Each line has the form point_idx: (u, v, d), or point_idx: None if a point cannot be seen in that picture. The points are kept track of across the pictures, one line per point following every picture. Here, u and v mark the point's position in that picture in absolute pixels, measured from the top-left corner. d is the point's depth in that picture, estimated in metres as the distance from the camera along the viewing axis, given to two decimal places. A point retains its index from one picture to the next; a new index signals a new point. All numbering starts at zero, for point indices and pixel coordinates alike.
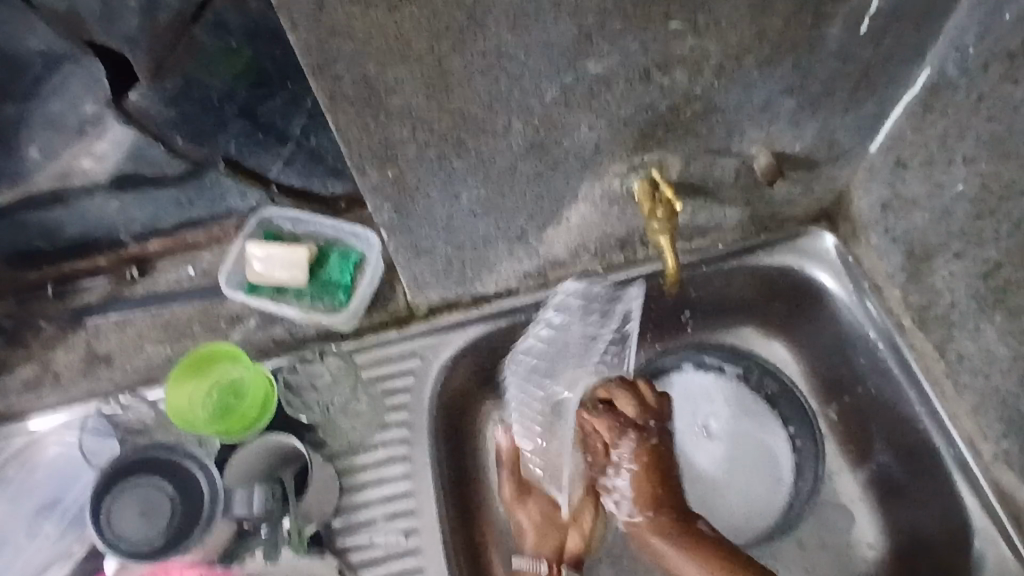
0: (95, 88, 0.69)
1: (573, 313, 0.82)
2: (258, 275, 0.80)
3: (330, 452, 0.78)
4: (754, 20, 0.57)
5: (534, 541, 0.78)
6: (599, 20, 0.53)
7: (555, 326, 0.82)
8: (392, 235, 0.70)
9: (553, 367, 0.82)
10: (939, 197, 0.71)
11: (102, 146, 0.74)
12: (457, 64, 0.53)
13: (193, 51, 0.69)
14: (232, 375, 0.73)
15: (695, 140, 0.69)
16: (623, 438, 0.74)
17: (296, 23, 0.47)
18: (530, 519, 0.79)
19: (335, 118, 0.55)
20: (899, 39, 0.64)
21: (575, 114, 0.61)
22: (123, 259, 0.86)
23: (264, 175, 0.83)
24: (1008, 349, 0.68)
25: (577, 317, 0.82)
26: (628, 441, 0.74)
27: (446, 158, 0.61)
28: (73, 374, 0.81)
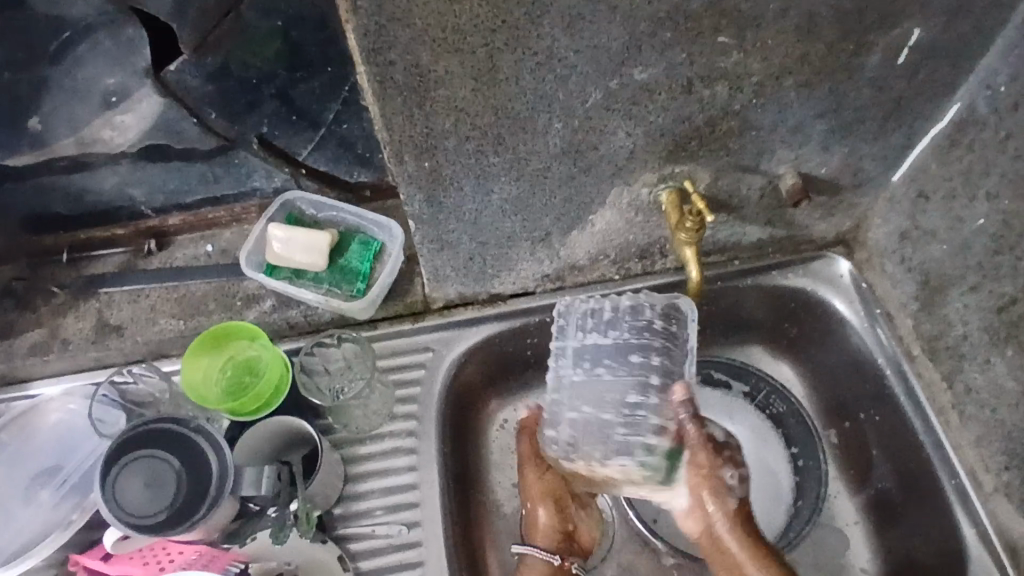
0: (136, 57, 0.69)
1: (602, 344, 0.67)
2: (278, 257, 0.80)
3: (337, 438, 0.78)
4: (799, 41, 0.58)
5: (549, 535, 0.76)
6: (651, 29, 0.53)
7: (601, 366, 0.66)
8: (419, 226, 0.71)
9: (603, 394, 0.65)
10: (959, 230, 0.73)
11: (128, 118, 0.74)
12: (507, 61, 0.53)
13: (237, 29, 0.69)
14: (248, 353, 0.73)
15: (727, 155, 0.69)
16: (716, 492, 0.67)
17: (357, 6, 0.47)
18: (551, 513, 0.76)
19: (381, 104, 0.55)
20: (933, 73, 0.65)
21: (614, 120, 0.61)
22: (141, 231, 0.87)
23: (294, 157, 0.82)
24: (1018, 384, 0.69)
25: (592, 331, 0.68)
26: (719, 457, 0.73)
27: (483, 153, 0.62)
28: (83, 342, 0.81)
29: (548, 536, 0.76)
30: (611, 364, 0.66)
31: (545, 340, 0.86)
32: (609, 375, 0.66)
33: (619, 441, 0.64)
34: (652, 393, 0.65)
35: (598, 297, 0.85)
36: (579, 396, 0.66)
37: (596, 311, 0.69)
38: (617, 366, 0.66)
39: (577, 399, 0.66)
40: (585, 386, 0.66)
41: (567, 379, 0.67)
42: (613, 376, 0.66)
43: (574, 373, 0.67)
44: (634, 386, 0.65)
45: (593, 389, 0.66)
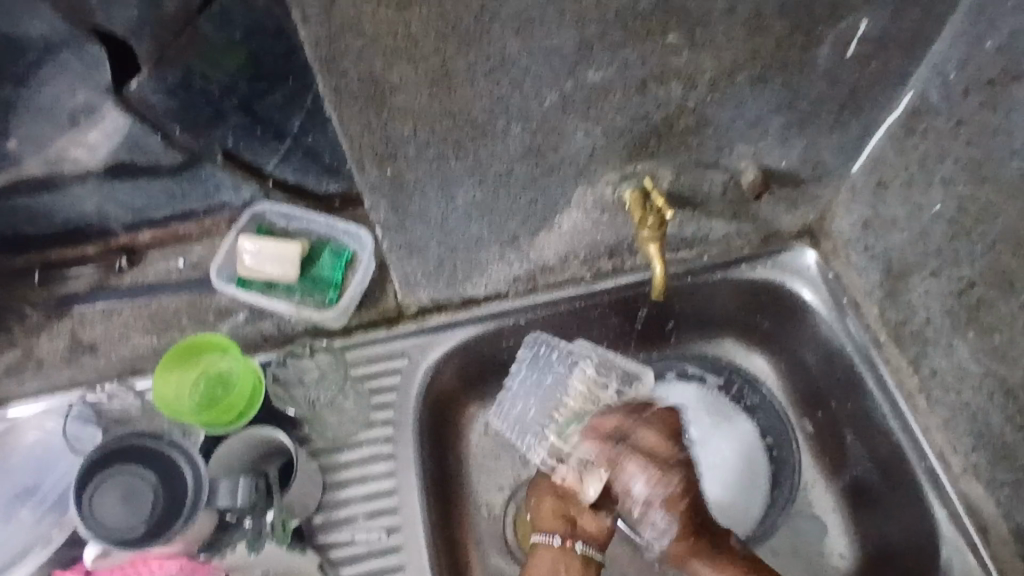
0: (97, 76, 0.69)
1: (507, 401, 0.83)
2: (248, 269, 0.80)
3: (314, 448, 0.78)
4: (748, 37, 0.59)
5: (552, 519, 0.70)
6: (600, 30, 0.54)
7: (513, 406, 0.83)
8: (387, 233, 0.71)
9: (524, 415, 0.81)
10: (917, 216, 0.74)
11: (94, 135, 0.75)
12: (460, 65, 0.54)
13: (197, 44, 0.70)
14: (221, 366, 0.73)
15: (687, 152, 0.70)
16: (641, 475, 0.66)
17: (308, 17, 0.48)
18: (553, 493, 0.72)
19: (338, 113, 0.56)
20: (884, 63, 0.67)
21: (572, 121, 0.62)
22: (113, 248, 0.86)
23: (261, 169, 0.83)
24: (979, 365, 0.70)
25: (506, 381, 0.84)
26: (666, 480, 0.66)
27: (444, 159, 0.62)
28: (56, 361, 0.80)
29: (549, 521, 0.70)
30: (521, 400, 0.82)
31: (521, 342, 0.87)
32: (519, 404, 0.82)
33: (545, 422, 0.79)
34: (545, 384, 0.81)
35: (570, 296, 0.86)
36: (513, 424, 0.82)
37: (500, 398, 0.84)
38: (519, 399, 0.82)
39: (514, 430, 0.82)
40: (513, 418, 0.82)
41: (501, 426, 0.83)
42: (521, 403, 0.82)
43: (502, 421, 0.83)
44: (532, 395, 0.82)
45: (523, 421, 0.81)
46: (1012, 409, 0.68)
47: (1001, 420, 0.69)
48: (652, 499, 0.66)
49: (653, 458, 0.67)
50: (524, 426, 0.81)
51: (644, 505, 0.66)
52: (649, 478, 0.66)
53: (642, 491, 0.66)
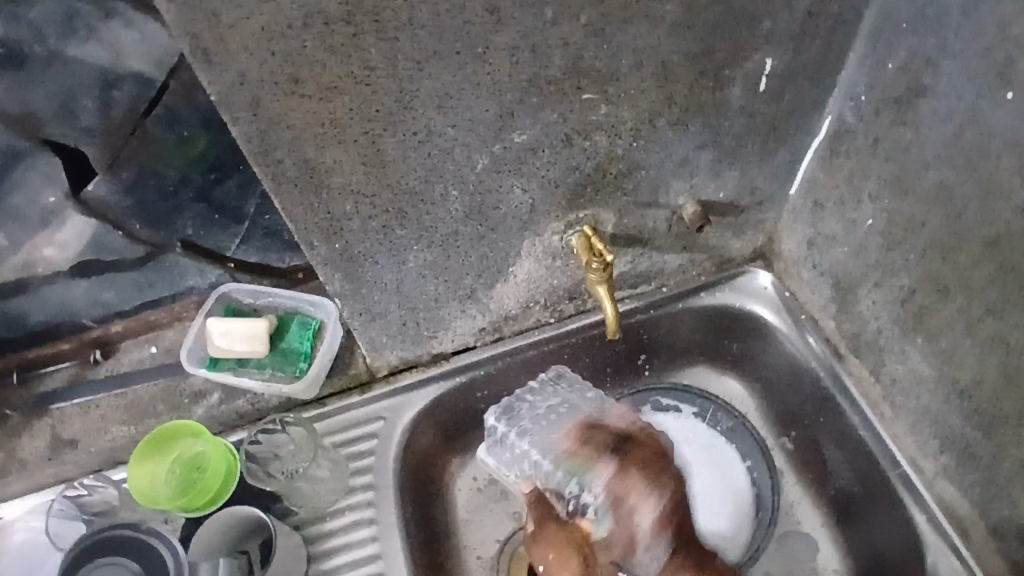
0: (55, 180, 0.74)
1: (525, 418, 0.77)
2: (220, 350, 0.82)
3: (297, 520, 0.79)
4: (660, 87, 0.63)
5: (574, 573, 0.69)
6: (517, 97, 0.58)
7: (535, 424, 0.75)
8: (346, 302, 0.74)
9: (560, 458, 0.71)
10: (853, 231, 0.77)
11: (63, 235, 0.80)
12: (390, 143, 0.57)
13: (147, 143, 0.74)
14: (193, 450, 0.75)
15: (625, 195, 0.74)
16: (645, 503, 0.67)
17: (236, 117, 0.52)
18: (576, 553, 0.68)
19: (280, 198, 0.59)
20: (796, 93, 0.71)
21: (507, 180, 0.65)
22: (86, 342, 0.87)
23: (221, 253, 0.85)
24: (932, 369, 0.72)
25: (525, 407, 0.78)
26: (657, 500, 0.67)
27: (390, 228, 0.65)
28: (37, 460, 0.81)
29: None
30: (551, 420, 0.75)
31: (494, 393, 0.89)
32: (556, 432, 0.73)
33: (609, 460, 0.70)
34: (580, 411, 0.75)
35: (536, 342, 0.88)
36: (546, 448, 0.73)
37: (512, 405, 0.79)
38: (552, 423, 0.74)
39: (543, 453, 0.72)
40: (546, 441, 0.73)
41: (528, 450, 0.74)
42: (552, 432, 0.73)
43: (526, 441, 0.74)
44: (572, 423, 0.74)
45: (550, 442, 0.73)
46: (967, 409, 0.69)
47: (960, 422, 0.71)
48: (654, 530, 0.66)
49: (649, 474, 0.68)
50: (558, 453, 0.72)
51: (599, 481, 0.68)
52: (651, 502, 0.67)
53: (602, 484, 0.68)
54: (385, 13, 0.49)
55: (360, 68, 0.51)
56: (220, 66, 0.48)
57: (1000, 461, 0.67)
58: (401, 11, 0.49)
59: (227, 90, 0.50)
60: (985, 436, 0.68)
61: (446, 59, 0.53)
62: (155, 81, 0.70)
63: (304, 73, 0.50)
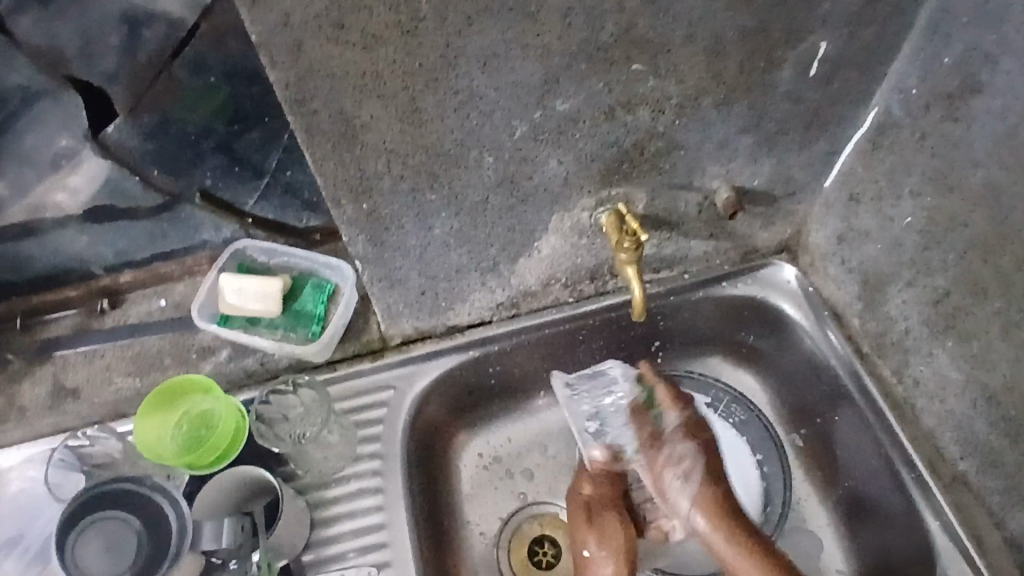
0: (74, 120, 0.71)
1: (591, 399, 0.85)
2: (230, 307, 0.80)
3: (301, 484, 0.77)
4: (710, 63, 0.61)
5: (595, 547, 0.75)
6: (564, 62, 0.56)
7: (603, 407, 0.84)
8: (367, 265, 0.72)
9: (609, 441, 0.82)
10: (889, 228, 0.75)
11: (76, 179, 0.77)
12: (430, 101, 0.55)
13: (172, 87, 0.71)
14: (202, 406, 0.73)
15: (660, 175, 0.72)
16: (670, 471, 0.78)
17: (275, 60, 0.49)
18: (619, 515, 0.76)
19: (312, 151, 0.57)
20: (845, 81, 0.69)
21: (543, 150, 0.63)
22: (94, 291, 0.86)
23: (239, 207, 0.83)
24: (959, 373, 0.71)
25: (587, 394, 0.85)
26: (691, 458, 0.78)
27: (419, 191, 0.63)
28: (39, 407, 0.79)
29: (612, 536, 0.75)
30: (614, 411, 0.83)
31: (507, 369, 0.87)
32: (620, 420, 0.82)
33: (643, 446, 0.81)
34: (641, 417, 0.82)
35: (554, 321, 0.86)
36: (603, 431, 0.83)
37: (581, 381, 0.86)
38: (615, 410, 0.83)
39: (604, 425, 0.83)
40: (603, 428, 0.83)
41: (584, 423, 0.84)
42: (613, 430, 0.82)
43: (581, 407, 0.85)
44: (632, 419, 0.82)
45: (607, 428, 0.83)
46: (995, 416, 0.68)
47: (985, 427, 0.69)
48: (693, 496, 0.76)
49: (692, 438, 0.79)
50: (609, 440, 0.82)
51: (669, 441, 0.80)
52: (681, 470, 0.78)
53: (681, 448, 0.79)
54: None
55: (408, 18, 0.49)
56: (264, 4, 0.46)
57: None
58: None
59: (268, 31, 0.47)
60: (1011, 443, 0.66)
61: (497, 15, 0.51)
62: (185, 23, 0.67)
63: (350, 19, 0.48)
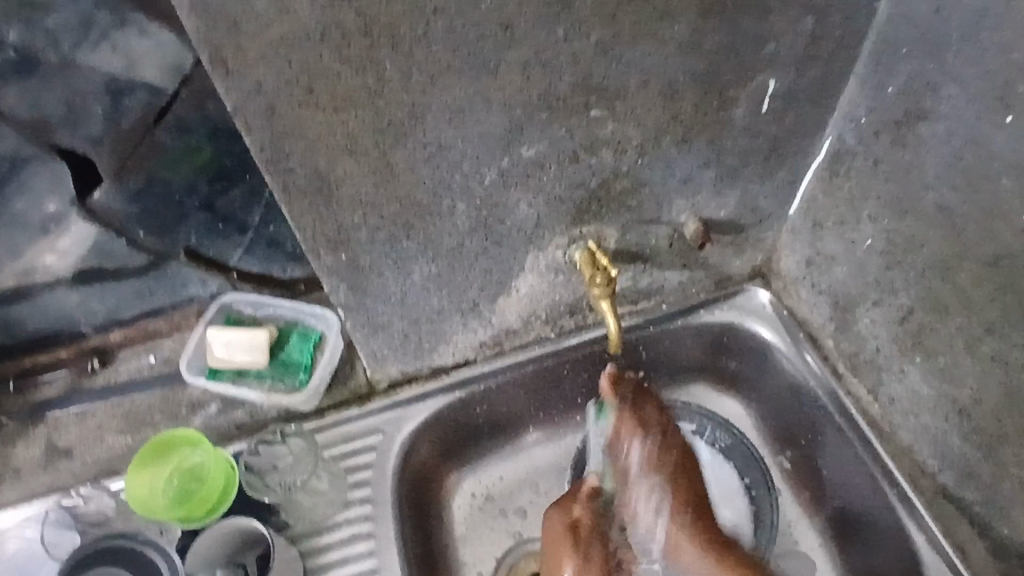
0: (61, 187, 0.74)
1: None
2: (219, 359, 0.82)
3: (293, 533, 0.78)
4: (666, 105, 0.64)
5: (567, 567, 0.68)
6: (526, 112, 0.59)
7: None
8: (349, 313, 0.74)
9: None
10: (852, 251, 0.78)
11: (63, 243, 0.79)
12: (401, 155, 0.58)
13: (156, 151, 0.74)
14: (192, 459, 0.74)
15: (628, 211, 0.74)
16: (636, 445, 0.72)
17: (251, 125, 0.52)
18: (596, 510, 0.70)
19: (290, 207, 0.59)
20: (798, 114, 0.72)
21: (513, 194, 0.66)
22: (84, 350, 0.88)
23: (224, 262, 0.86)
24: (931, 388, 0.73)
25: None
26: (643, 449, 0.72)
27: (396, 239, 0.66)
28: (32, 469, 0.80)
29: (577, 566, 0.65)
30: None
31: (493, 407, 0.89)
32: None
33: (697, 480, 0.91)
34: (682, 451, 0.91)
35: (536, 357, 0.88)
36: None
37: None
38: None
39: None
40: None
41: None
42: None
43: None
44: None
45: None
46: (967, 428, 0.69)
47: (959, 440, 0.71)
48: (641, 470, 0.71)
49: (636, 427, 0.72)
50: None
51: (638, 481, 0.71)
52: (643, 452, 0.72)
53: (649, 482, 0.70)
54: (402, 27, 0.49)
55: (375, 80, 0.52)
56: (237, 74, 0.49)
57: (999, 479, 0.67)
58: (417, 26, 0.50)
59: (243, 99, 0.50)
60: (985, 454, 0.68)
61: (459, 72, 0.54)
62: (166, 90, 0.70)
63: (319, 83, 0.51)
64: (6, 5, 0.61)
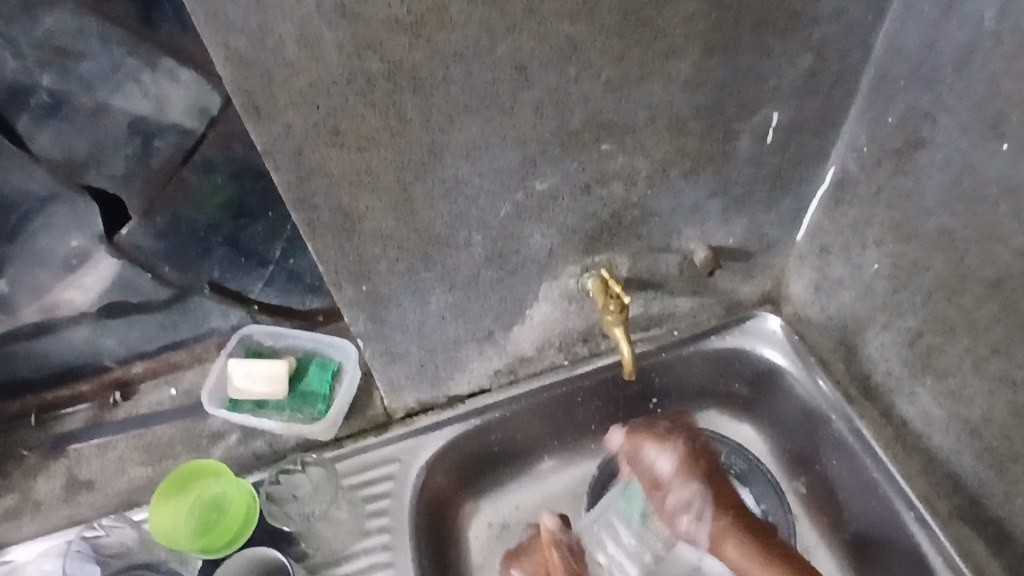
0: (90, 225, 0.77)
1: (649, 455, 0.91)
2: (239, 390, 0.84)
3: (313, 563, 0.78)
4: (673, 138, 0.66)
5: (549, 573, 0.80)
6: (539, 148, 0.61)
7: None
8: (367, 342, 0.75)
9: None
10: (859, 275, 0.79)
11: (89, 279, 0.81)
12: (420, 190, 0.60)
13: (182, 190, 0.77)
14: (214, 490, 0.75)
15: (639, 240, 0.76)
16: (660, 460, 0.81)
17: (280, 165, 0.55)
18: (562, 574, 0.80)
19: (313, 241, 0.61)
20: (800, 145, 0.74)
21: (528, 226, 0.68)
22: (106, 383, 0.91)
23: (245, 296, 0.88)
24: (943, 410, 0.73)
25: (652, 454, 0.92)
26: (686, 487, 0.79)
27: (415, 271, 0.68)
28: (55, 501, 0.81)
29: None
30: None
31: (508, 435, 0.90)
32: None
33: None
34: None
35: (550, 384, 0.89)
36: None
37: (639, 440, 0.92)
38: None
39: None
40: None
41: None
42: None
43: None
44: None
45: None
46: (979, 448, 0.70)
47: (972, 460, 0.71)
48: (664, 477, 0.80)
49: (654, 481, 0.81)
50: None
51: (673, 487, 0.80)
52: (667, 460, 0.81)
53: (688, 492, 0.79)
54: (423, 71, 0.52)
55: (396, 121, 0.55)
56: (268, 118, 0.51)
57: (1013, 500, 0.67)
58: (437, 70, 0.52)
59: (272, 141, 0.53)
60: (998, 474, 0.68)
61: (475, 112, 0.56)
62: (193, 131, 0.73)
63: (344, 125, 0.53)
64: (43, 54, 0.65)
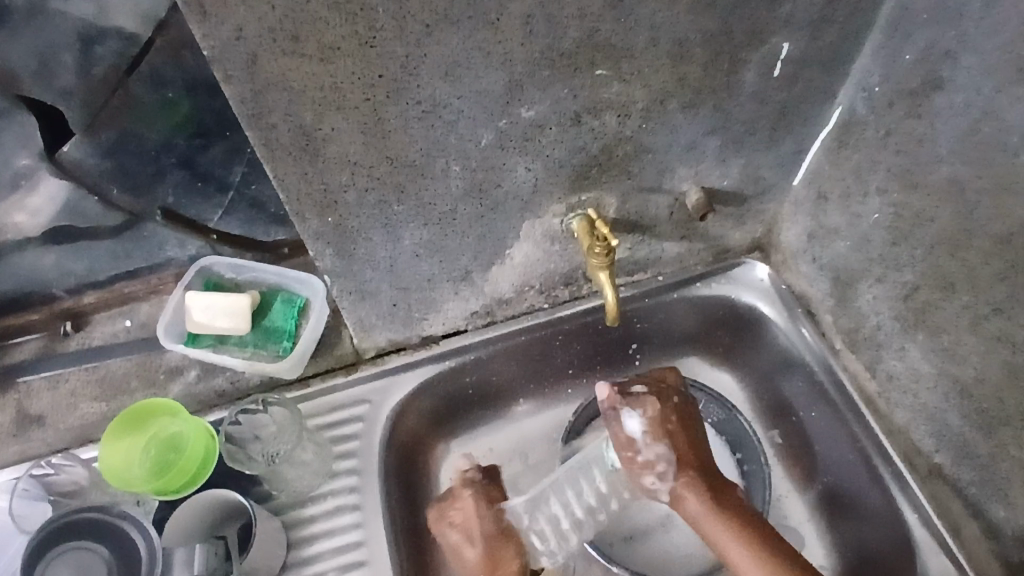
0: (28, 140, 0.69)
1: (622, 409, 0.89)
2: (198, 325, 0.78)
3: (277, 504, 0.75)
4: (674, 66, 0.61)
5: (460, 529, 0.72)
6: (528, 69, 0.55)
7: None
8: (335, 279, 0.70)
9: None
10: (857, 225, 0.75)
11: (35, 200, 0.75)
12: (393, 112, 0.54)
13: (130, 104, 0.69)
14: (171, 429, 0.71)
15: (630, 179, 0.71)
16: (631, 408, 0.74)
17: (231, 76, 0.48)
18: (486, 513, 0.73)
19: (272, 165, 0.55)
20: (808, 81, 0.69)
21: (511, 158, 0.63)
22: (58, 313, 0.85)
23: (203, 225, 0.82)
24: (932, 367, 0.71)
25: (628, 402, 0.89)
26: (653, 404, 0.75)
27: (387, 202, 0.62)
28: (3, 436, 0.77)
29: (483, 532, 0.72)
30: None
31: (484, 377, 0.86)
32: None
33: None
34: None
35: (529, 327, 0.85)
36: None
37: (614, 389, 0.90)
38: None
39: None
40: None
41: None
42: None
43: None
44: None
45: None
46: (967, 409, 0.68)
47: (958, 420, 0.70)
48: (644, 433, 0.74)
49: (661, 417, 0.74)
50: None
51: (643, 445, 0.73)
52: (651, 436, 0.74)
53: (657, 450, 0.73)
54: None
55: (366, 28, 0.48)
56: (215, 18, 0.44)
57: (997, 460, 0.66)
58: None
59: (221, 46, 0.46)
60: (985, 435, 0.67)
61: (457, 24, 0.50)
62: (138, 38, 0.65)
63: (305, 31, 0.47)
64: None
